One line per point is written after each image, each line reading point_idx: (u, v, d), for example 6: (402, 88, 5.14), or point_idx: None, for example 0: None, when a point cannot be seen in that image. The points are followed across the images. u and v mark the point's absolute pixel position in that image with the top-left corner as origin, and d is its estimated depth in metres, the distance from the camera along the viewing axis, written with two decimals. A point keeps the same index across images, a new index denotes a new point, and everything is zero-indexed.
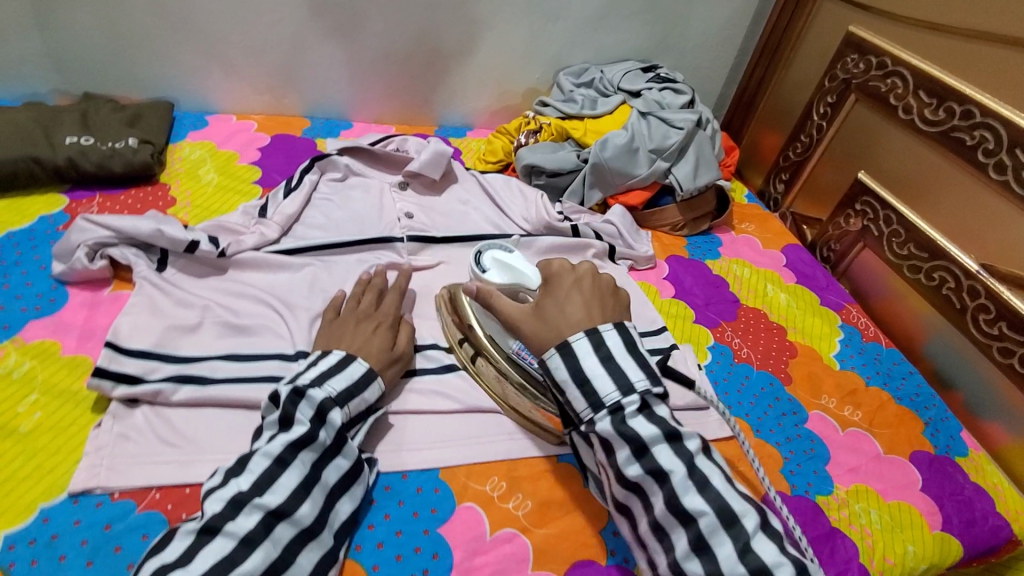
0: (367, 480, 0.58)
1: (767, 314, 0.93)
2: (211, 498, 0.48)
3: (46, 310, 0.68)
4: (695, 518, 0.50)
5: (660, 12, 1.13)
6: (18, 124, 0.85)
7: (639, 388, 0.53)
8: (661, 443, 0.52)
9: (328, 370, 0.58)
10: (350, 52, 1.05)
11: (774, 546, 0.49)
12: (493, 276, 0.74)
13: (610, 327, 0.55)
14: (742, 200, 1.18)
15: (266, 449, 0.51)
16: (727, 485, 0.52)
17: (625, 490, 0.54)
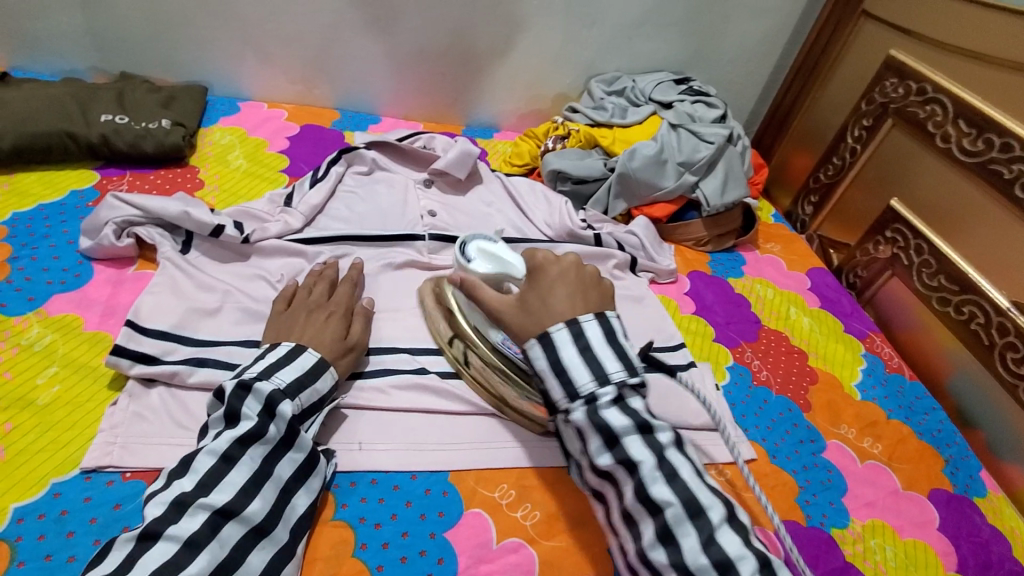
0: (325, 473, 0.56)
1: (789, 337, 0.91)
2: (151, 502, 0.47)
3: (71, 285, 0.68)
4: (661, 509, 0.49)
5: (696, 23, 1.11)
6: (56, 99, 0.86)
7: (614, 378, 0.51)
8: (632, 434, 0.50)
9: (274, 363, 0.57)
10: (383, 46, 1.05)
11: (739, 538, 0.47)
12: (479, 266, 0.68)
13: (591, 317, 0.53)
14: (768, 218, 1.16)
15: (210, 447, 0.50)
16: (697, 478, 0.50)
17: (600, 477, 0.53)
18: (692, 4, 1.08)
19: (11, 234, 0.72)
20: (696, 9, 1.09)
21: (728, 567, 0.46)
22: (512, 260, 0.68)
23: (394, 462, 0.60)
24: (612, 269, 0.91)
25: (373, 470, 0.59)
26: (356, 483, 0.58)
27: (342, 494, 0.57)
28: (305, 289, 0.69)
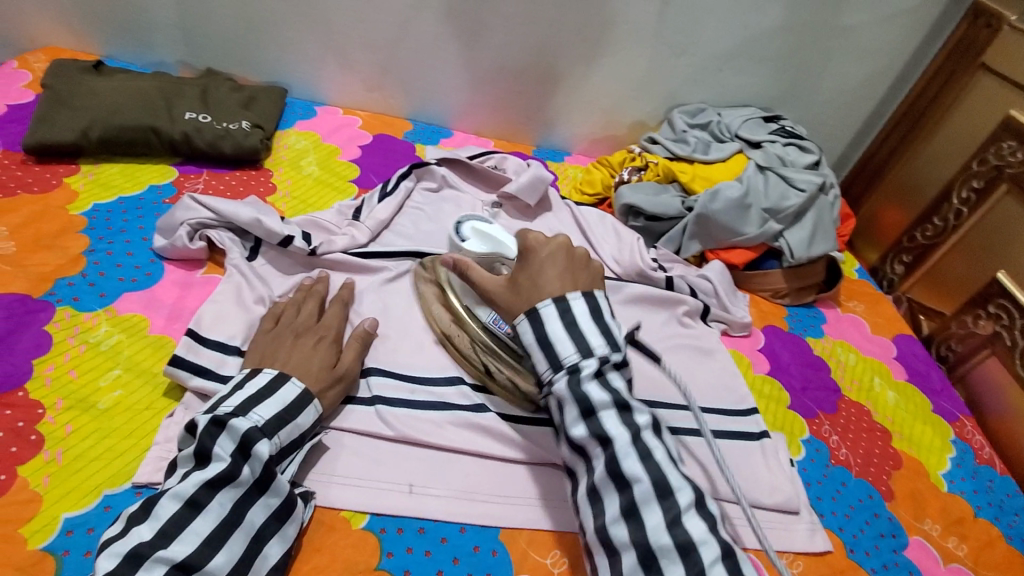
0: (301, 517, 0.53)
1: (871, 412, 0.84)
2: (105, 552, 0.44)
3: (141, 284, 0.68)
4: (630, 485, 0.49)
5: (793, 60, 1.05)
6: (143, 92, 0.87)
7: (597, 352, 0.54)
8: (609, 408, 0.51)
9: (255, 396, 0.54)
10: (463, 60, 1.03)
11: (704, 525, 0.48)
12: (472, 244, 0.78)
13: (578, 296, 0.56)
14: (852, 273, 1.07)
15: (175, 490, 0.47)
16: (671, 463, 0.50)
17: (573, 454, 0.54)
18: (790, 40, 1.02)
19: (90, 225, 0.73)
20: (794, 44, 1.03)
21: (689, 549, 0.46)
22: (504, 242, 0.78)
23: (444, 510, 0.57)
24: (681, 315, 0.85)
25: (424, 518, 0.56)
26: (403, 530, 0.55)
27: (389, 542, 0.54)
28: (293, 305, 0.67)
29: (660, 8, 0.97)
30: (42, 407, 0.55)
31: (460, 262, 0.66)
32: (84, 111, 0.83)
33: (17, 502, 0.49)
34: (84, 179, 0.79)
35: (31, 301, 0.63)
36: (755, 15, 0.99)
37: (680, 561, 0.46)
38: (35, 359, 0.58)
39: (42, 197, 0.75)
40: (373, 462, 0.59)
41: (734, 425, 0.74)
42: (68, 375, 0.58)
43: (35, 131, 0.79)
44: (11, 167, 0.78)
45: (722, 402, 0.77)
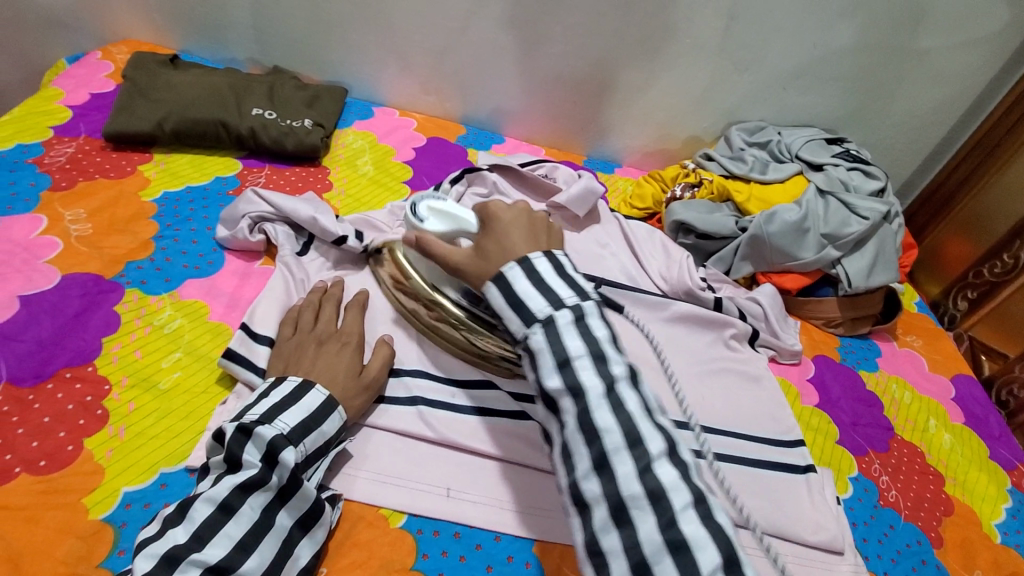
0: (330, 520, 0.54)
1: (925, 454, 0.79)
2: (142, 553, 0.45)
3: (204, 271, 0.71)
4: (600, 436, 0.47)
5: (861, 82, 1.01)
6: (215, 86, 0.91)
7: (569, 302, 0.51)
8: (584, 358, 0.49)
9: (281, 403, 0.54)
10: (520, 69, 1.04)
11: (676, 472, 0.45)
12: (431, 225, 0.67)
13: (541, 254, 0.54)
14: (911, 306, 1.02)
15: (209, 494, 0.48)
16: (645, 414, 0.47)
17: (546, 410, 0.51)
18: (861, 61, 0.98)
19: (160, 213, 0.76)
20: (864, 66, 0.99)
21: (660, 496, 0.44)
22: (465, 217, 0.68)
23: (481, 517, 0.57)
24: (729, 338, 0.83)
25: (459, 523, 0.57)
26: (439, 533, 0.56)
27: (425, 543, 0.55)
28: (311, 308, 0.67)
29: (725, 23, 0.95)
30: (108, 383, 0.58)
31: (419, 236, 0.62)
32: (160, 103, 0.87)
33: (82, 473, 0.51)
34: (156, 167, 0.83)
35: (103, 282, 0.66)
36: (824, 34, 0.96)
37: (651, 510, 0.44)
38: (104, 337, 0.61)
39: (118, 182, 0.79)
40: (412, 463, 0.60)
41: (781, 456, 0.72)
42: (133, 355, 0.61)
43: (116, 120, 0.84)
44: (92, 153, 0.82)
45: (768, 431, 0.74)
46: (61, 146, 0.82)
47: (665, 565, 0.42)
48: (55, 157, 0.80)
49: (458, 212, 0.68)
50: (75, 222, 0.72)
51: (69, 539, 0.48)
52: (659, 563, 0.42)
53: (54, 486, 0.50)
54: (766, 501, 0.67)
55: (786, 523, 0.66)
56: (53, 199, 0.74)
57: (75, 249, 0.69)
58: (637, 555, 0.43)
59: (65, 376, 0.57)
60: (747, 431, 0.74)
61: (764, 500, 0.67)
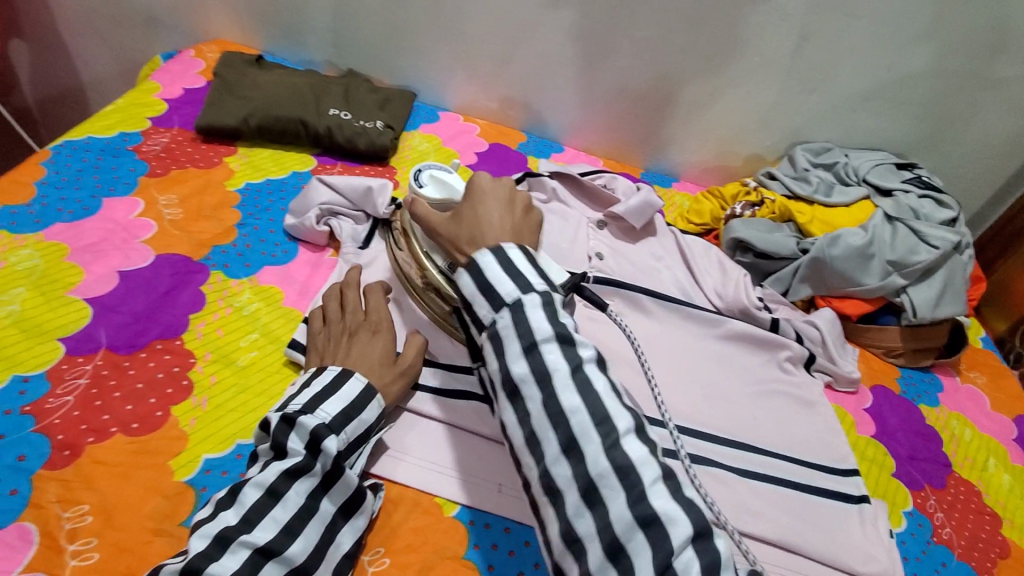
0: (370, 509, 0.55)
1: (983, 494, 0.76)
2: (196, 534, 0.46)
3: (280, 259, 0.75)
4: (566, 419, 0.47)
5: (936, 107, 0.98)
6: (296, 86, 0.97)
7: (538, 287, 0.52)
8: (550, 341, 0.50)
9: (321, 393, 0.56)
10: (584, 81, 1.06)
11: (645, 448, 0.46)
12: (428, 190, 0.72)
13: (514, 245, 0.55)
14: (976, 341, 0.98)
15: (257, 479, 0.50)
16: (610, 394, 0.49)
17: (506, 398, 0.51)
18: (936, 86, 0.96)
19: (242, 202, 0.82)
20: (939, 91, 0.96)
21: (629, 471, 0.45)
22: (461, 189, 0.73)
23: (527, 514, 0.59)
24: (784, 360, 0.81)
25: (508, 518, 0.58)
26: (489, 526, 0.58)
27: (475, 534, 0.57)
28: (339, 297, 0.67)
29: (797, 43, 0.94)
30: (193, 356, 0.62)
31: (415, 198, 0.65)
32: (246, 99, 0.93)
33: (169, 437, 0.56)
34: (239, 159, 0.89)
35: (191, 263, 0.71)
36: (899, 57, 0.94)
37: (621, 487, 0.45)
38: (191, 314, 0.66)
39: (206, 172, 0.85)
40: (463, 457, 0.62)
41: (834, 483, 0.71)
42: (215, 333, 0.65)
43: (207, 114, 0.90)
44: (183, 143, 0.89)
45: (820, 458, 0.73)
46: (158, 136, 0.89)
47: (637, 541, 0.43)
48: (152, 145, 0.86)
49: (456, 182, 0.74)
50: (168, 207, 0.77)
51: (155, 498, 0.52)
52: (632, 540, 0.43)
53: (145, 447, 0.54)
54: (817, 530, 0.66)
55: (836, 553, 0.64)
56: (149, 184, 0.80)
57: (167, 232, 0.74)
58: (609, 535, 0.44)
59: (156, 347, 0.62)
60: (798, 455, 0.72)
61: (814, 528, 0.66)
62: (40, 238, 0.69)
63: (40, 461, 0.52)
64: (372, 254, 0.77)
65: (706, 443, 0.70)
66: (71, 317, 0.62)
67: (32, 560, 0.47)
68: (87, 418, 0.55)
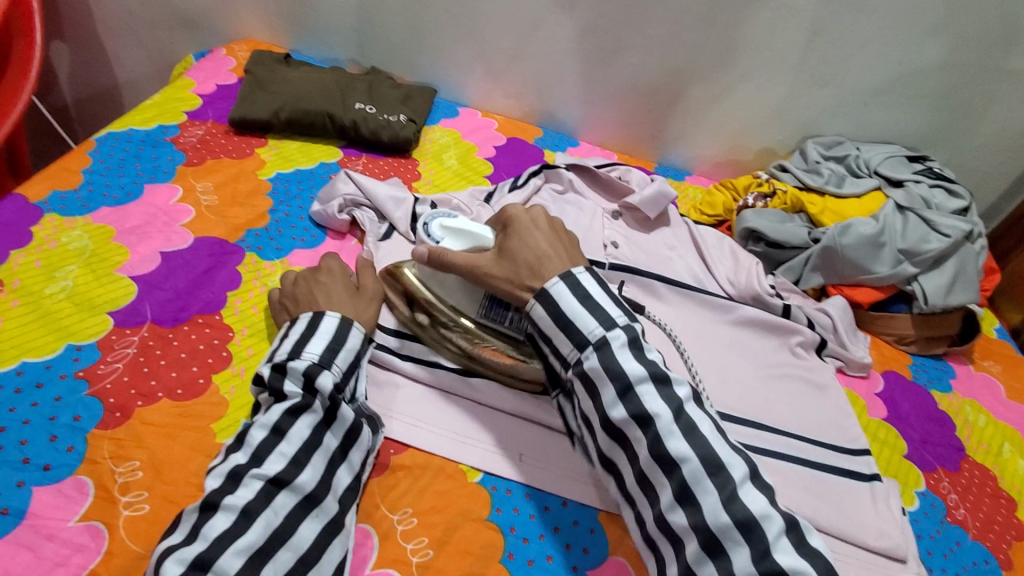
0: (368, 444, 0.59)
1: (998, 478, 0.78)
2: (212, 474, 0.51)
3: (310, 243, 0.79)
4: (677, 465, 0.50)
5: (947, 100, 1.00)
6: (324, 83, 1.01)
7: (621, 322, 0.55)
8: (646, 383, 0.52)
9: (303, 337, 0.59)
10: (600, 76, 1.09)
11: (763, 497, 0.49)
12: (448, 242, 0.66)
13: (583, 269, 0.58)
14: (990, 331, 0.99)
15: (261, 421, 0.54)
16: (717, 435, 0.52)
17: (612, 440, 0.54)
18: (947, 79, 0.97)
19: (273, 190, 0.86)
20: (950, 84, 0.98)
21: (751, 524, 0.47)
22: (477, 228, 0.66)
23: (549, 482, 0.62)
24: (795, 345, 0.83)
25: (530, 485, 0.61)
26: (511, 492, 0.61)
27: (498, 499, 0.60)
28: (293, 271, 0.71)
29: (809, 38, 0.97)
30: (232, 330, 0.66)
31: (433, 249, 0.64)
32: (277, 95, 0.97)
33: (212, 403, 0.59)
34: (270, 151, 0.93)
35: (227, 245, 0.75)
36: (911, 51, 0.96)
37: (742, 539, 0.48)
38: (228, 291, 0.70)
39: (239, 162, 0.89)
40: (487, 429, 0.65)
41: (844, 461, 0.73)
42: (251, 309, 0.69)
43: (239, 108, 0.94)
44: (217, 136, 0.93)
45: (832, 438, 0.75)
46: (193, 128, 0.93)
47: None
48: (188, 137, 0.91)
49: (471, 225, 0.67)
50: (205, 194, 0.82)
51: (200, 457, 0.56)
52: None
53: (189, 411, 0.58)
54: (825, 502, 0.68)
55: (842, 525, 0.66)
56: (187, 173, 0.84)
57: (204, 216, 0.78)
58: None
59: (198, 321, 0.66)
60: (808, 434, 0.74)
61: (825, 503, 0.68)
62: (88, 221, 0.74)
63: (93, 421, 0.56)
64: (391, 247, 0.78)
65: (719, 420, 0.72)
66: (119, 293, 0.67)
67: (88, 510, 0.51)
68: (136, 384, 0.59)
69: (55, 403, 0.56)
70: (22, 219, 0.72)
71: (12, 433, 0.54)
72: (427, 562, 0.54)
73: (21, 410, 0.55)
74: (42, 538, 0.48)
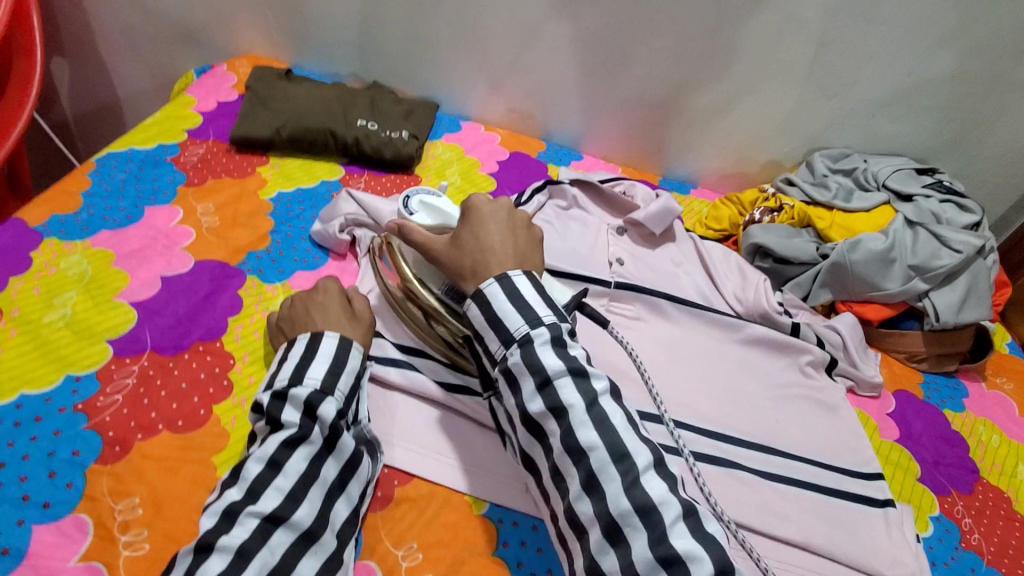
0: (366, 475, 0.58)
1: (1014, 501, 0.76)
2: (206, 512, 0.50)
3: (312, 265, 0.78)
4: (587, 456, 0.50)
5: (956, 111, 0.98)
6: (326, 99, 1.00)
7: (546, 321, 0.54)
8: (563, 377, 0.52)
9: (302, 362, 0.58)
10: (603, 90, 1.08)
11: (664, 485, 0.48)
12: (420, 218, 0.66)
13: (520, 273, 0.57)
14: (1003, 347, 0.98)
15: (258, 454, 0.52)
16: (627, 427, 0.51)
17: (530, 434, 0.54)
18: (958, 90, 0.96)
19: (274, 210, 0.85)
20: (961, 96, 0.97)
21: (649, 510, 0.47)
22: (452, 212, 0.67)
23: None
24: (805, 364, 0.82)
25: (537, 517, 0.60)
26: (518, 524, 0.59)
27: (504, 532, 0.58)
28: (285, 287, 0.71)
29: (815, 50, 0.96)
30: (232, 358, 0.65)
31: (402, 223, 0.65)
32: (279, 112, 0.96)
33: (213, 435, 0.58)
34: (272, 169, 0.92)
35: (228, 268, 0.75)
36: (921, 63, 0.94)
37: (642, 525, 0.47)
38: (229, 317, 0.69)
39: (240, 181, 0.88)
40: (493, 458, 0.63)
41: (857, 486, 0.71)
42: (252, 335, 0.68)
43: (241, 126, 0.93)
44: (219, 154, 0.92)
45: (844, 462, 0.73)
46: (194, 147, 0.92)
47: None
48: (189, 156, 0.90)
49: (450, 207, 0.68)
50: (206, 215, 0.81)
51: (201, 491, 0.55)
52: None
53: (190, 443, 0.57)
54: (838, 531, 0.66)
55: (855, 555, 0.65)
56: (187, 193, 0.84)
57: (205, 239, 0.77)
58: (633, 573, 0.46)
59: (199, 349, 0.65)
60: (821, 458, 0.73)
61: (838, 531, 0.66)
62: (88, 245, 0.73)
63: (93, 455, 0.55)
64: None
65: (729, 445, 0.71)
66: (119, 320, 0.66)
67: (88, 550, 0.50)
68: (136, 416, 0.58)
69: (54, 437, 0.55)
70: (21, 244, 0.71)
71: (11, 470, 0.53)
72: None
73: (21, 445, 0.54)
74: None
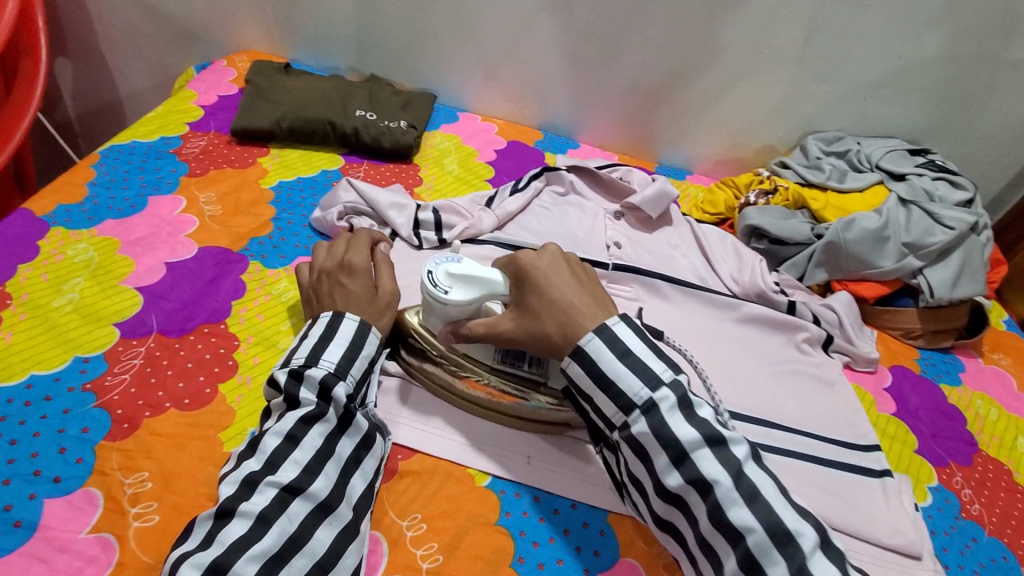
0: (380, 451, 0.59)
1: (1013, 472, 0.77)
2: (226, 481, 0.51)
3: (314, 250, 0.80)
4: (742, 536, 0.47)
5: (949, 92, 0.99)
6: (325, 91, 1.01)
7: (667, 381, 0.51)
8: (702, 449, 0.49)
9: (320, 342, 0.58)
10: (599, 78, 1.09)
11: (832, 567, 0.46)
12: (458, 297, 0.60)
13: (619, 321, 0.54)
14: (999, 323, 0.99)
15: (276, 428, 0.53)
16: (780, 498, 0.48)
17: (667, 503, 0.51)
18: (949, 71, 0.97)
19: (276, 199, 0.86)
20: (952, 76, 0.98)
21: None
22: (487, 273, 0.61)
23: (559, 485, 0.61)
24: (801, 341, 0.83)
25: (538, 488, 0.61)
26: (520, 495, 0.60)
27: (507, 503, 0.60)
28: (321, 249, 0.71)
29: (807, 34, 0.97)
30: (237, 339, 0.66)
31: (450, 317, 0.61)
32: (279, 104, 0.98)
33: (219, 412, 0.60)
34: (272, 160, 0.94)
35: (231, 254, 0.76)
36: (911, 44, 0.95)
37: None
38: (233, 300, 0.70)
39: (242, 171, 0.89)
40: (494, 432, 0.65)
41: (854, 457, 0.72)
42: (256, 318, 0.69)
43: (241, 118, 0.95)
44: (220, 146, 0.94)
45: (840, 435, 0.74)
46: (196, 140, 0.94)
47: None
48: (191, 148, 0.91)
49: (480, 268, 0.61)
50: (208, 204, 0.82)
51: (209, 466, 0.56)
52: None
53: (197, 421, 0.58)
54: (839, 500, 0.67)
55: (855, 524, 0.65)
56: (190, 183, 0.85)
57: (209, 227, 0.79)
58: None
59: (203, 330, 0.66)
60: (818, 431, 0.74)
61: (838, 501, 0.67)
62: (94, 234, 0.74)
63: (102, 433, 0.56)
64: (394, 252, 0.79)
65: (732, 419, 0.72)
66: (125, 304, 0.67)
67: (98, 522, 0.51)
68: (144, 395, 0.59)
69: (63, 415, 0.57)
70: (29, 233, 0.72)
71: (22, 446, 0.54)
72: (437, 568, 0.54)
73: (32, 423, 0.56)
74: (55, 550, 0.49)
